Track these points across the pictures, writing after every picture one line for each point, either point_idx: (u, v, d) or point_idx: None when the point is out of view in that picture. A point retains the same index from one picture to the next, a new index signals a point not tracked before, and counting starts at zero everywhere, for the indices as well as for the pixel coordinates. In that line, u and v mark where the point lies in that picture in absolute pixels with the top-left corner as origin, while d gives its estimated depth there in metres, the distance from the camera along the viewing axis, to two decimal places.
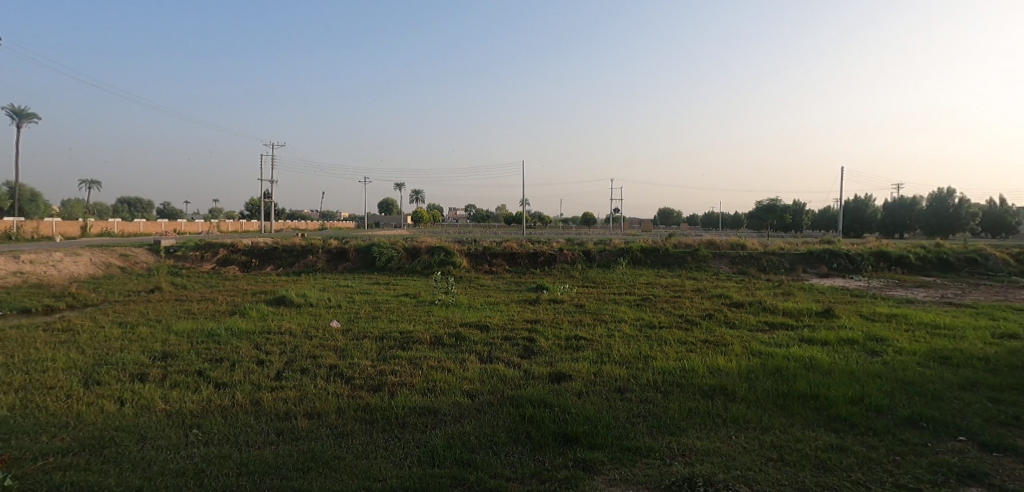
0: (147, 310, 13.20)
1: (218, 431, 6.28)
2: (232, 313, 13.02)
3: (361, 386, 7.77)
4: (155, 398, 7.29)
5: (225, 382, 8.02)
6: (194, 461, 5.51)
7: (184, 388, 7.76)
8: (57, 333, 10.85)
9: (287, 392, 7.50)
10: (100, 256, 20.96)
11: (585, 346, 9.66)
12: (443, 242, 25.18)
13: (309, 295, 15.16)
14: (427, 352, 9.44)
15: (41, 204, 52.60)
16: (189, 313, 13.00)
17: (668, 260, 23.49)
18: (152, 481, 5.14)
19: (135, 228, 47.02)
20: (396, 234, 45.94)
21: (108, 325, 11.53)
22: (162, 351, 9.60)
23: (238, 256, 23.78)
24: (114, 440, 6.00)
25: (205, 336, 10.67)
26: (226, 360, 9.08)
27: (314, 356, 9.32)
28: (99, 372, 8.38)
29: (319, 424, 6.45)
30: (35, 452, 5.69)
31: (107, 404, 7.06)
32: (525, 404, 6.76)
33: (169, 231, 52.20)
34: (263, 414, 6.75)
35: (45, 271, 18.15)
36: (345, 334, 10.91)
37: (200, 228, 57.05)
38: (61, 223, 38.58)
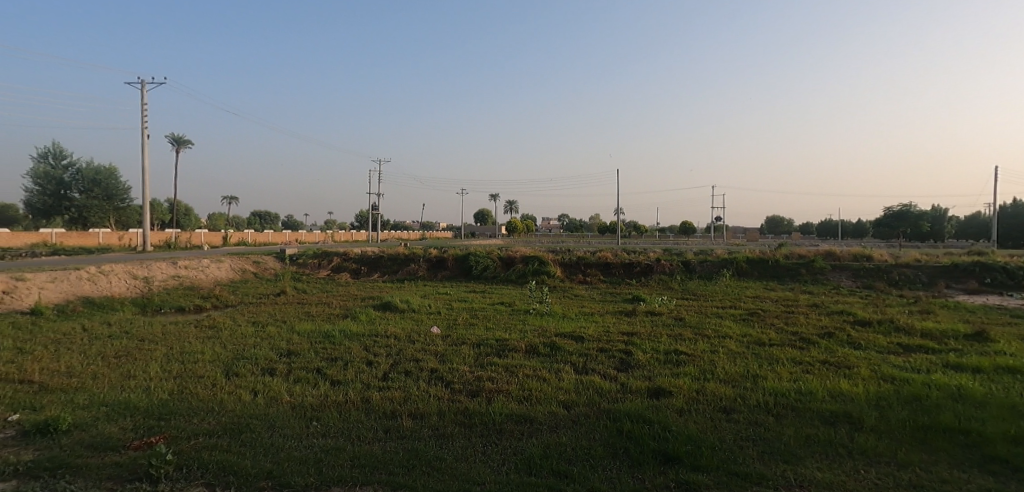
0: (274, 312, 14.46)
1: (334, 424, 6.71)
2: (344, 317, 13.90)
3: (460, 391, 7.98)
4: (282, 391, 7.95)
5: (340, 380, 8.57)
6: (314, 451, 5.93)
7: (304, 383, 8.40)
8: (203, 329, 12.18)
9: (393, 392, 7.87)
10: (237, 263, 23.27)
11: (686, 362, 9.27)
12: (539, 251, 25.38)
13: (412, 302, 15.86)
14: (523, 360, 9.52)
15: (193, 217, 59.99)
16: (309, 314, 14.10)
17: (779, 272, 22.01)
18: (279, 466, 5.59)
19: (264, 238, 51.94)
20: (495, 245, 46.90)
21: (244, 324, 12.78)
22: (287, 349, 10.47)
23: (350, 264, 25.41)
24: (249, 426, 6.62)
25: (322, 337, 11.49)
26: (340, 359, 9.71)
27: (416, 359, 9.70)
28: (237, 365, 9.31)
29: (422, 425, 6.69)
30: (188, 432, 6.42)
31: (244, 393, 7.81)
32: (623, 419, 6.59)
33: (291, 239, 57.08)
34: (372, 412, 7.13)
35: (196, 275, 20.43)
36: (444, 339, 11.28)
37: (319, 238, 61.79)
38: (207, 233, 43.73)
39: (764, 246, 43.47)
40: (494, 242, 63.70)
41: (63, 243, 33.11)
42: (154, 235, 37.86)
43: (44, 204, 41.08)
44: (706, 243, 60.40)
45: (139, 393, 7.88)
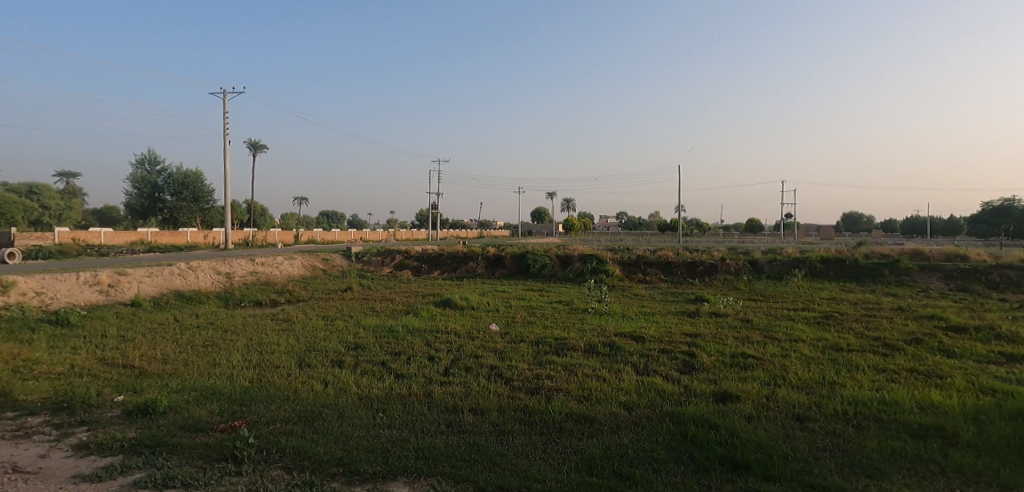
0: (341, 306, 15.05)
1: (399, 416, 6.91)
2: (406, 313, 14.27)
3: (520, 388, 8.02)
4: (349, 382, 8.27)
5: (403, 373, 8.81)
6: (380, 441, 6.13)
7: (370, 376, 8.70)
8: (278, 322, 12.84)
9: (454, 387, 8.01)
10: (308, 260, 24.36)
11: (754, 366, 8.93)
12: (597, 250, 25.13)
13: (471, 299, 16.07)
14: (582, 359, 9.45)
15: (268, 217, 63.37)
16: (373, 310, 14.58)
17: (857, 272, 20.80)
18: (349, 454, 5.81)
19: (331, 237, 54.07)
20: (554, 245, 46.80)
21: (315, 317, 13.38)
22: (353, 342, 10.88)
23: (411, 261, 26.04)
24: (321, 415, 6.92)
25: (386, 331, 11.85)
26: (403, 354, 9.98)
27: (476, 356, 9.84)
28: (309, 356, 9.77)
29: (483, 420, 6.78)
30: (268, 418, 6.80)
31: (316, 383, 8.18)
32: (688, 422, 6.43)
33: (356, 238, 59.09)
34: (434, 406, 7.28)
35: (272, 271, 21.57)
36: (503, 337, 11.37)
37: (383, 237, 63.69)
38: (280, 232, 46.04)
39: (846, 246, 40.93)
40: (553, 241, 63.55)
41: (157, 241, 35.84)
42: (234, 234, 40.26)
43: (142, 205, 44.70)
44: (774, 241, 57.82)
45: (223, 380, 8.41)
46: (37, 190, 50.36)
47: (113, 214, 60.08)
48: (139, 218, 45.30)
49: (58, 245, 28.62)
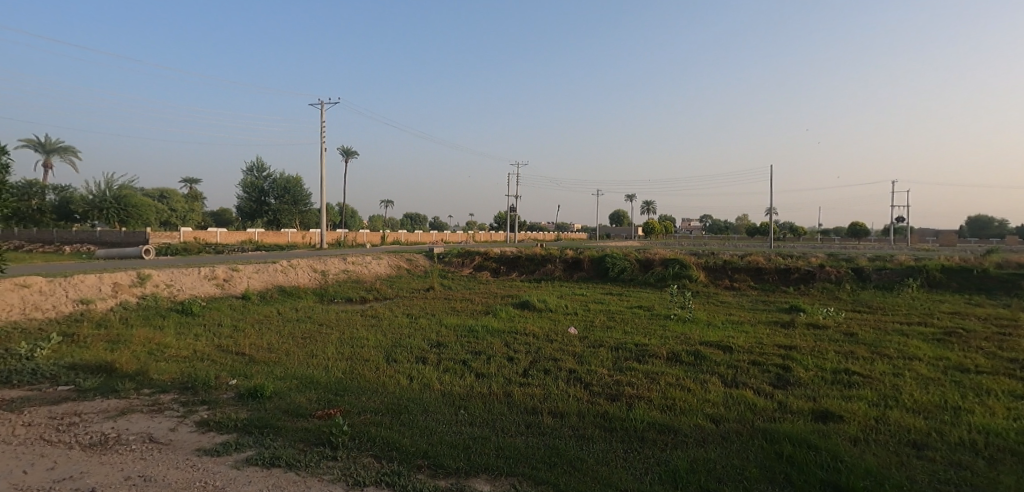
0: (424, 305, 15.70)
1: (480, 414, 7.18)
2: (486, 313, 14.66)
3: (599, 393, 8.07)
4: (433, 379, 8.67)
5: (483, 373, 9.10)
6: (463, 437, 6.41)
7: (453, 374, 9.07)
8: (367, 318, 13.63)
9: (534, 389, 8.19)
10: (394, 260, 25.53)
11: (860, 384, 8.44)
12: (680, 254, 24.49)
13: (549, 302, 16.22)
14: (664, 367, 9.34)
15: (357, 219, 66.91)
16: (455, 309, 15.09)
17: (986, 285, 18.92)
18: (433, 447, 6.13)
19: (415, 238, 56.14)
20: (635, 248, 45.95)
21: (400, 315, 14.07)
22: (436, 340, 11.35)
23: (490, 263, 26.61)
24: (407, 408, 7.33)
25: (466, 331, 12.26)
26: (483, 353, 10.31)
27: (555, 358, 9.98)
28: (396, 352, 10.32)
29: (562, 423, 6.90)
30: (359, 408, 7.29)
31: (402, 378, 8.65)
32: (782, 441, 6.22)
33: (438, 240, 60.91)
34: (515, 406, 7.50)
35: (361, 270, 22.83)
36: (582, 341, 11.42)
37: (462, 239, 65.23)
38: (368, 234, 48.44)
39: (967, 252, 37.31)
40: (633, 244, 62.41)
41: (262, 240, 38.90)
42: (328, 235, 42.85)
43: (250, 208, 48.71)
44: (879, 247, 53.57)
45: (319, 370, 9.09)
46: (164, 195, 56.35)
47: (226, 215, 65.85)
48: (247, 220, 49.38)
49: (181, 243, 31.88)
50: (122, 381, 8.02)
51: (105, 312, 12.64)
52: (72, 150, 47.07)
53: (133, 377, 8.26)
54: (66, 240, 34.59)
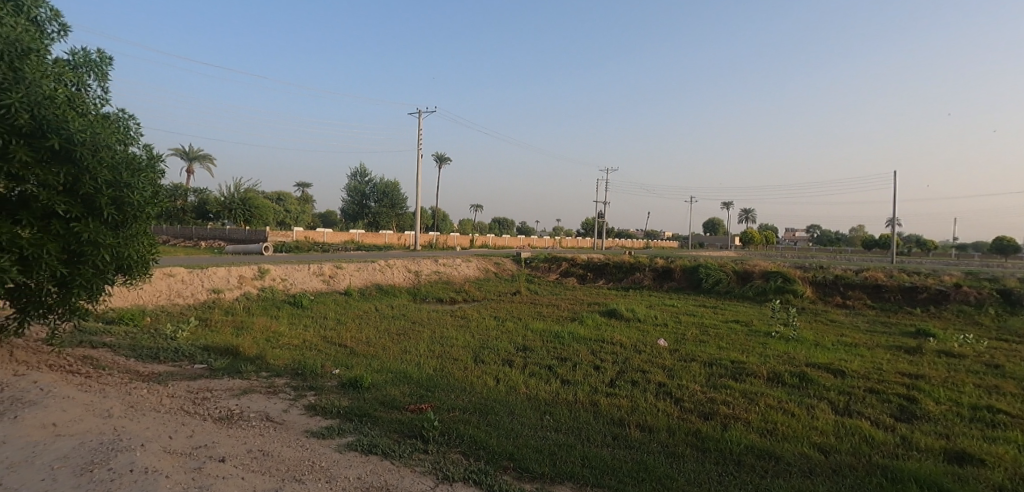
0: (511, 309, 16.01)
1: (566, 421, 7.29)
2: (572, 320, 14.70)
3: (691, 410, 7.90)
4: (520, 382, 8.88)
5: (569, 380, 9.19)
6: (549, 443, 6.54)
7: (538, 378, 9.24)
8: (456, 319, 14.15)
9: (621, 400, 8.17)
10: (482, 262, 26.19)
11: (1009, 425, 7.63)
12: (783, 266, 23.16)
13: (638, 311, 15.98)
14: (765, 388, 8.95)
15: (448, 222, 69.19)
16: (541, 314, 15.27)
17: None
18: (519, 450, 6.31)
19: (503, 242, 57.14)
20: (731, 258, 43.93)
21: (487, 317, 14.47)
22: (522, 344, 11.56)
23: (577, 269, 26.60)
24: (493, 409, 7.59)
25: (552, 336, 12.39)
26: (569, 360, 10.39)
27: (643, 370, 9.87)
28: (483, 353, 10.66)
29: (651, 438, 6.84)
30: (448, 405, 7.64)
31: (489, 380, 8.94)
32: (906, 481, 5.79)
33: (526, 245, 61.50)
34: (601, 416, 7.52)
35: (451, 271, 23.64)
36: (672, 354, 11.18)
37: (550, 244, 65.46)
38: (459, 237, 49.91)
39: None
40: (729, 255, 59.64)
41: (363, 241, 41.33)
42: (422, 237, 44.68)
43: (352, 211, 51.95)
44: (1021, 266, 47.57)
45: (412, 366, 9.59)
46: (280, 197, 61.48)
47: (333, 216, 70.55)
48: (350, 222, 52.69)
49: (294, 241, 34.71)
50: (245, 364, 8.92)
51: (231, 301, 14.11)
52: (209, 158, 52.37)
53: (254, 361, 9.16)
54: (201, 235, 38.77)
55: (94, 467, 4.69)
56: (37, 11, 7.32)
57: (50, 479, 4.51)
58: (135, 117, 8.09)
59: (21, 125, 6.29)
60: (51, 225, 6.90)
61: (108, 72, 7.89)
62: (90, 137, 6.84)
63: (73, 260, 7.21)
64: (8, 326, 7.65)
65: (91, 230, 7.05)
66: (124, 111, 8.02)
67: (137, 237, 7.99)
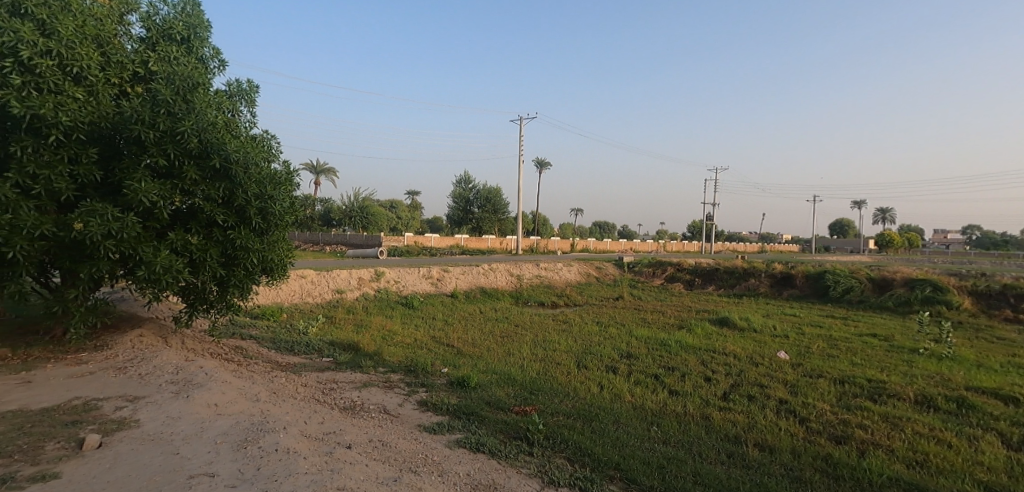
0: (615, 314, 15.83)
1: (675, 434, 7.12)
2: (679, 327, 14.24)
3: (819, 432, 7.38)
4: (625, 390, 8.79)
5: (678, 390, 8.95)
6: (658, 455, 6.42)
7: (644, 387, 9.09)
8: (558, 323, 14.25)
9: (736, 415, 7.82)
10: (584, 267, 26.08)
11: None
12: (928, 273, 20.78)
13: (753, 320, 15.13)
14: (914, 414, 8.12)
15: (548, 226, 69.71)
16: (646, 321, 14.94)
17: None
18: (626, 460, 6.25)
19: (606, 246, 56.53)
20: (860, 263, 40.17)
21: (590, 322, 14.41)
22: (627, 351, 11.40)
23: (684, 274, 25.71)
24: (598, 416, 7.58)
25: (658, 344, 12.09)
26: (677, 369, 10.11)
27: (761, 384, 9.36)
28: (587, 359, 10.65)
29: (771, 459, 6.48)
30: (552, 409, 7.74)
31: (593, 386, 8.94)
32: None
33: (629, 249, 60.40)
34: (713, 431, 7.25)
35: (552, 275, 23.80)
36: (794, 368, 10.49)
37: (654, 248, 63.78)
38: (560, 241, 50.10)
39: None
40: (857, 260, 54.59)
41: (468, 245, 42.76)
42: (524, 241, 45.34)
43: (458, 216, 53.93)
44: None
45: (516, 368, 9.82)
46: (392, 204, 65.28)
47: (440, 222, 73.59)
48: (455, 227, 54.70)
49: (404, 246, 36.68)
50: (365, 359, 9.63)
51: (352, 301, 15.25)
52: (334, 171, 56.73)
53: (372, 356, 9.85)
54: (325, 241, 42.18)
55: (248, 445, 5.32)
56: (201, 51, 8.52)
57: (214, 452, 5.17)
58: (276, 137, 9.09)
59: (192, 148, 7.34)
60: (213, 232, 7.98)
61: (256, 98, 8.91)
62: (244, 156, 7.80)
63: (229, 262, 8.27)
64: (182, 318, 8.90)
65: (243, 236, 8.07)
66: (267, 132, 9.03)
67: (278, 242, 8.98)
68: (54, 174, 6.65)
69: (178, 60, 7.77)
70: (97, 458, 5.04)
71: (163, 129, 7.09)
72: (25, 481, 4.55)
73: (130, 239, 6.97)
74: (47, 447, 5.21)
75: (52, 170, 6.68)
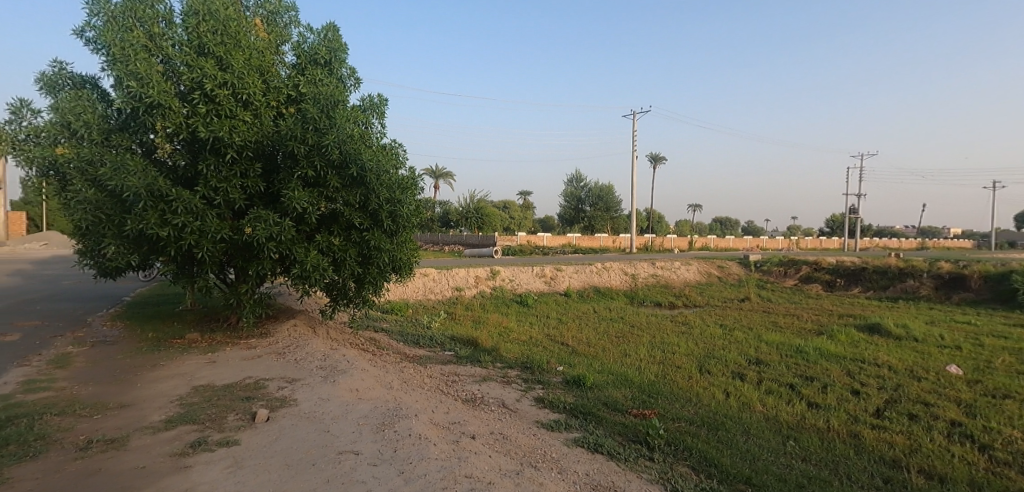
0: (741, 317, 14.81)
1: (816, 452, 6.44)
2: (818, 333, 12.97)
3: (1007, 463, 6.29)
4: (755, 399, 8.14)
5: (818, 403, 8.13)
6: (796, 473, 5.84)
7: (778, 397, 8.37)
8: (677, 325, 13.60)
9: (893, 436, 6.92)
10: (704, 266, 24.74)
11: None
12: None
13: (911, 328, 13.38)
14: None
15: (664, 224, 67.31)
16: (777, 325, 13.79)
17: None
18: (758, 476, 5.74)
19: (728, 243, 53.42)
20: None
21: (712, 325, 13.59)
22: (755, 357, 10.58)
23: (823, 275, 23.51)
24: (725, 425, 7.07)
25: (793, 351, 11.09)
26: (817, 380, 9.19)
27: (924, 402, 8.21)
28: (710, 363, 10.03)
29: (940, 489, 5.63)
30: (672, 415, 7.35)
31: (717, 392, 8.39)
32: None
33: (756, 247, 56.61)
34: (865, 452, 6.46)
35: (670, 275, 22.85)
36: (970, 385, 9.08)
37: (784, 246, 59.18)
38: (678, 239, 48.19)
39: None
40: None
41: (580, 244, 42.51)
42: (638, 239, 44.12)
43: (570, 215, 53.82)
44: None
45: (633, 370, 9.49)
46: (505, 205, 66.68)
47: (553, 221, 73.88)
48: (567, 226, 54.60)
49: (517, 245, 37.27)
50: (483, 354, 9.82)
51: (469, 298, 15.71)
52: (450, 175, 59.14)
53: (490, 352, 10.02)
54: (444, 242, 44.10)
55: (387, 428, 5.59)
56: (341, 72, 9.14)
57: (358, 432, 5.50)
58: (403, 146, 9.54)
59: (334, 159, 7.87)
60: (352, 234, 8.56)
61: (385, 112, 9.41)
62: (376, 164, 8.23)
63: (365, 261, 8.82)
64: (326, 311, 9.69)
65: (377, 237, 8.55)
66: (395, 142, 9.52)
67: (406, 243, 9.42)
68: (230, 187, 7.60)
69: (322, 81, 8.47)
70: (267, 430, 5.56)
71: (311, 144, 7.75)
72: (213, 444, 5.13)
73: (287, 241, 7.71)
74: (228, 418, 5.87)
75: (228, 183, 7.62)
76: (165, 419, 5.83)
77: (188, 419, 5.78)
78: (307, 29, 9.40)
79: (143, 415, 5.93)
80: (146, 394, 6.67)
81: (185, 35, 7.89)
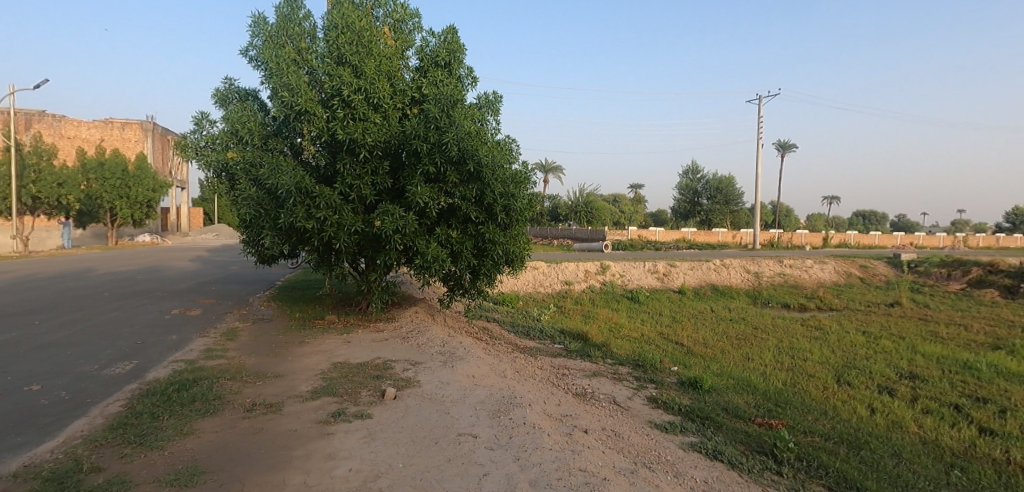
0: (889, 324, 13.09)
1: (989, 486, 5.41)
2: (992, 348, 11.08)
3: None
4: (908, 419, 7.06)
5: (992, 429, 6.88)
6: None
7: (938, 418, 7.22)
8: (810, 329, 12.32)
9: None
10: (842, 265, 22.29)
11: None
12: None
13: None
14: None
15: (792, 218, 62.16)
16: (937, 336, 11.99)
17: None
18: None
19: (872, 240, 48.05)
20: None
21: (852, 331, 12.13)
22: (908, 371, 9.24)
23: (999, 278, 20.22)
24: (869, 445, 6.18)
25: (959, 367, 9.55)
26: (991, 403, 7.81)
27: None
28: (849, 374, 8.91)
29: None
30: (804, 427, 6.55)
31: (860, 407, 7.40)
32: None
33: (908, 243, 50.39)
34: None
35: (800, 275, 20.89)
36: None
37: (944, 243, 52.03)
38: (809, 234, 44.23)
39: None
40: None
41: (697, 239, 40.47)
42: (762, 235, 41.06)
43: (686, 208, 51.43)
44: None
45: (756, 375, 8.68)
46: (616, 198, 65.33)
47: (666, 215, 71.20)
48: (682, 220, 52.24)
49: (628, 239, 36.30)
50: (594, 349, 9.51)
51: (579, 292, 15.44)
52: (559, 169, 59.07)
53: (601, 348, 9.67)
54: (554, 236, 44.10)
55: (502, 414, 5.49)
56: (459, 72, 9.19)
57: (476, 417, 5.44)
58: (516, 141, 9.47)
59: (453, 155, 7.87)
60: (468, 228, 8.61)
61: (500, 109, 9.36)
62: (492, 159, 8.16)
63: (480, 253, 8.85)
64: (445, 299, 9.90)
65: (491, 230, 8.51)
66: (509, 137, 9.45)
67: (519, 236, 9.32)
68: (363, 183, 7.93)
69: (443, 83, 8.60)
70: (395, 407, 5.70)
71: (432, 142, 7.83)
72: (351, 416, 5.33)
73: (410, 233, 7.93)
74: (362, 393, 6.11)
75: (360, 180, 7.95)
76: (312, 390, 6.18)
77: (330, 391, 6.09)
78: (430, 33, 9.57)
79: (294, 385, 6.34)
80: (295, 367, 7.16)
81: (326, 49, 8.42)
